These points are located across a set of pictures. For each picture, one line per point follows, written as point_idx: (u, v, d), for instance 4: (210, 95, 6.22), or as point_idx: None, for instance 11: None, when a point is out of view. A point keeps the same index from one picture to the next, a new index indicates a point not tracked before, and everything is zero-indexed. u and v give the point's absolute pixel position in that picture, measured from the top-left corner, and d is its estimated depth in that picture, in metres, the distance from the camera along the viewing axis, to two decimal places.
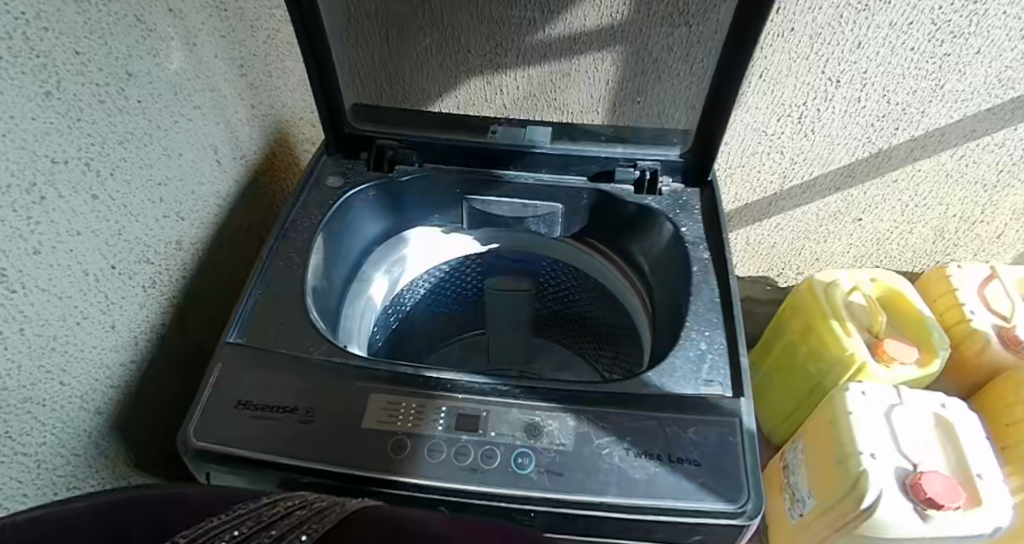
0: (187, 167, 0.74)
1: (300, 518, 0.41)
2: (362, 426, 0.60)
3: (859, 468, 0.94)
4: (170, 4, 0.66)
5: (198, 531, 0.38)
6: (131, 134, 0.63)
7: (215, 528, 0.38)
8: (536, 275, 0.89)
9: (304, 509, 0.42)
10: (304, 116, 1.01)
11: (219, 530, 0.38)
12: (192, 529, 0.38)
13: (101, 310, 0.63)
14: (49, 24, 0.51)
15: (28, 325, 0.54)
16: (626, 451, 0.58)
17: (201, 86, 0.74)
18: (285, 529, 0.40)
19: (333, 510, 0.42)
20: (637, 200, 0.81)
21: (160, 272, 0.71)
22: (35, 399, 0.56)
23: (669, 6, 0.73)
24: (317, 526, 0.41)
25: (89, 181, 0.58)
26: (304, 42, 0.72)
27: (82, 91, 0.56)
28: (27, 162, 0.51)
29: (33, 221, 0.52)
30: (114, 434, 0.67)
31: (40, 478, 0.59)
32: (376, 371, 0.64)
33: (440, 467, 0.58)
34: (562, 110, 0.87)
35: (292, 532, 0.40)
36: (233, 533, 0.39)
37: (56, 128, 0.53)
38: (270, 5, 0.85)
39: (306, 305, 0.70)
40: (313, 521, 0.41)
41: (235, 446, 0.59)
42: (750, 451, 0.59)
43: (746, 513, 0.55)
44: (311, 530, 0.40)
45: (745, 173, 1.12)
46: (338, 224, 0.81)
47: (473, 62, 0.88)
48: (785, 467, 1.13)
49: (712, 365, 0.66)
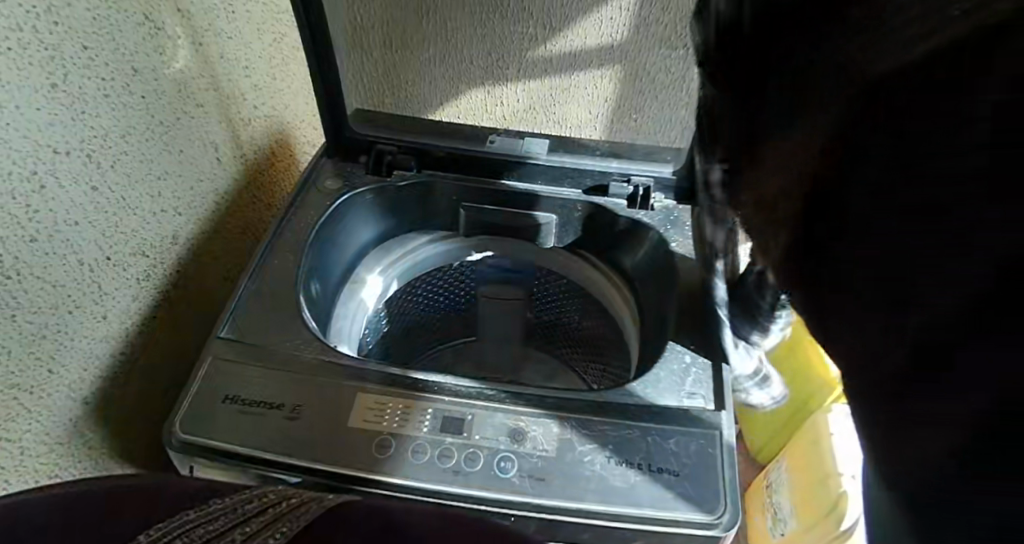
0: (187, 163, 0.75)
1: (274, 516, 0.42)
2: (348, 425, 0.61)
3: (838, 490, 0.98)
4: (179, 5, 0.68)
5: (173, 524, 0.39)
6: (135, 128, 0.64)
7: (190, 522, 0.40)
8: (528, 286, 0.91)
9: (280, 505, 0.43)
10: (305, 118, 1.02)
11: (192, 525, 0.40)
12: (169, 521, 0.39)
13: (94, 300, 0.63)
14: (60, 19, 0.53)
15: (20, 312, 0.54)
16: (607, 459, 0.59)
17: (205, 85, 0.75)
18: (258, 526, 0.41)
19: (310, 505, 0.43)
20: (629, 214, 0.82)
21: (155, 265, 0.72)
22: (24, 386, 0.57)
23: (667, 29, 0.74)
24: (289, 526, 0.42)
25: (90, 172, 0.59)
26: (309, 47, 0.74)
27: (89, 85, 0.57)
28: (30, 151, 0.52)
29: (32, 208, 0.53)
30: (100, 423, 0.68)
31: (25, 464, 0.59)
32: (362, 372, 0.65)
33: (423, 469, 0.58)
34: (561, 124, 0.87)
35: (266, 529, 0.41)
36: (205, 529, 0.40)
37: (60, 120, 0.54)
38: (275, 9, 0.87)
39: (299, 304, 0.71)
40: (288, 519, 0.42)
41: (221, 440, 0.60)
42: (730, 463, 0.60)
43: (721, 524, 0.56)
44: (285, 526, 0.41)
45: None
46: (334, 226, 0.82)
47: (475, 74, 0.82)
48: (767, 485, 1.16)
49: (696, 378, 0.66)
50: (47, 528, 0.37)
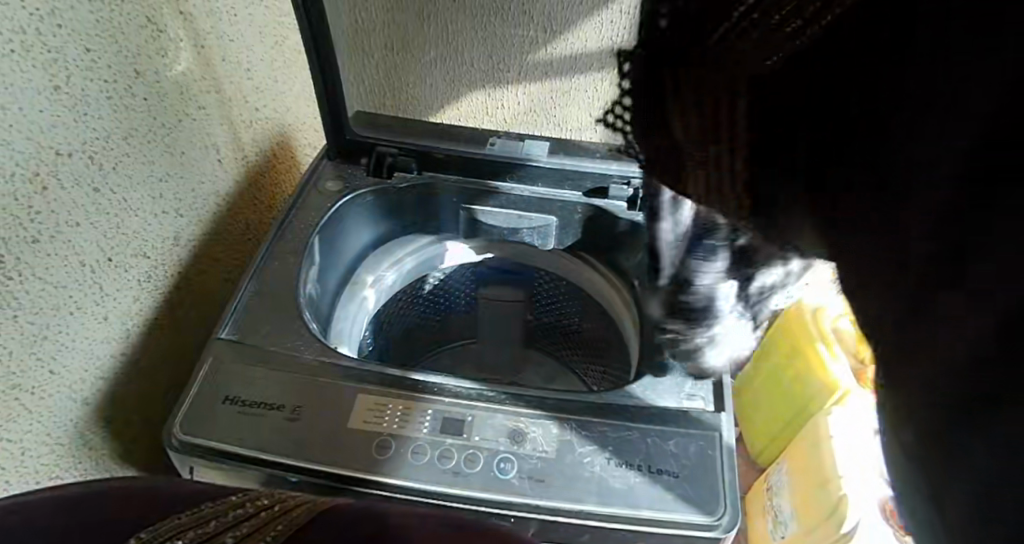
0: (189, 165, 0.75)
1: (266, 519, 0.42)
2: (347, 426, 0.61)
3: (839, 493, 0.97)
4: (180, 8, 0.68)
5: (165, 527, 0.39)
6: (137, 130, 0.64)
7: (181, 525, 0.40)
8: (528, 288, 0.91)
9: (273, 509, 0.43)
10: (306, 120, 1.02)
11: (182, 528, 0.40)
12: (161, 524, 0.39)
13: (95, 301, 0.64)
14: (63, 22, 0.53)
15: (22, 312, 0.55)
16: (607, 460, 0.59)
17: (206, 87, 0.75)
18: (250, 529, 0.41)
19: (303, 507, 0.44)
20: (628, 216, 0.83)
21: (157, 267, 0.72)
22: (25, 386, 0.57)
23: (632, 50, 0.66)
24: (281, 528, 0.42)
25: (92, 174, 0.59)
26: (311, 52, 0.74)
27: (92, 87, 0.57)
28: (33, 153, 0.52)
29: (34, 210, 0.53)
30: (101, 424, 0.68)
31: (26, 464, 0.59)
32: (362, 373, 0.65)
33: (423, 469, 0.58)
34: (562, 126, 0.85)
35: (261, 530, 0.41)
36: (197, 532, 0.40)
37: (63, 121, 0.55)
38: (278, 12, 0.87)
39: (300, 306, 0.71)
40: (282, 520, 0.42)
41: (222, 441, 0.60)
42: (730, 464, 0.60)
43: (721, 526, 0.56)
44: (280, 526, 0.42)
45: None
46: (335, 228, 0.82)
47: (474, 77, 0.82)
48: (769, 488, 1.15)
49: (696, 380, 0.66)
50: (49, 529, 0.37)
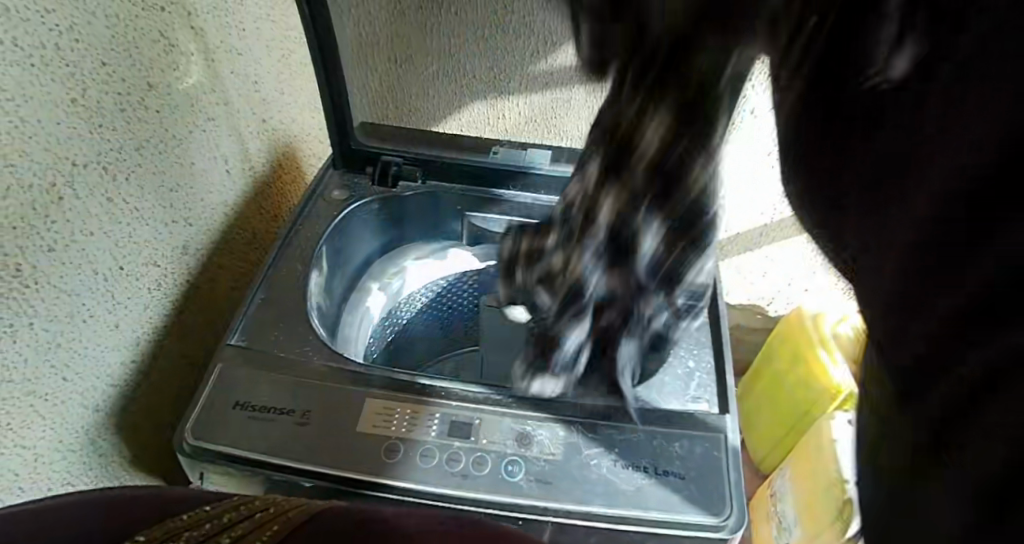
0: (199, 175, 0.76)
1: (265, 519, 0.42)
2: (356, 430, 0.62)
3: (842, 498, 0.98)
4: (192, 23, 0.69)
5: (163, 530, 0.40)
6: (149, 141, 0.66)
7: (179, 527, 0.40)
8: None
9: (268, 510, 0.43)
10: (312, 132, 1.02)
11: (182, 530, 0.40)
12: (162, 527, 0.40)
13: (106, 308, 0.64)
14: (81, 36, 0.54)
15: (37, 320, 0.56)
16: (614, 461, 0.60)
17: (214, 99, 0.76)
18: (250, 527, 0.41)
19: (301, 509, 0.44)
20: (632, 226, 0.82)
21: (167, 275, 0.73)
22: (39, 393, 0.58)
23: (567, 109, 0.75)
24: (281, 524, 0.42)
25: (106, 183, 0.60)
26: (318, 62, 0.76)
27: (107, 99, 0.59)
28: (50, 164, 0.53)
29: (51, 219, 0.55)
30: (112, 431, 0.69)
31: (39, 470, 0.60)
32: (370, 377, 0.65)
33: (431, 472, 0.59)
34: (563, 134, 0.79)
35: (257, 531, 0.41)
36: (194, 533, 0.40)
37: (80, 134, 0.56)
38: (284, 26, 0.88)
39: (308, 313, 0.72)
40: (279, 520, 0.42)
41: (232, 445, 0.61)
42: (736, 466, 0.60)
43: (728, 527, 0.57)
44: (277, 525, 0.41)
45: (743, 239, 1.14)
46: (339, 236, 0.84)
47: (477, 87, 0.81)
48: (773, 495, 1.16)
49: (700, 382, 0.66)
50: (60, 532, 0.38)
